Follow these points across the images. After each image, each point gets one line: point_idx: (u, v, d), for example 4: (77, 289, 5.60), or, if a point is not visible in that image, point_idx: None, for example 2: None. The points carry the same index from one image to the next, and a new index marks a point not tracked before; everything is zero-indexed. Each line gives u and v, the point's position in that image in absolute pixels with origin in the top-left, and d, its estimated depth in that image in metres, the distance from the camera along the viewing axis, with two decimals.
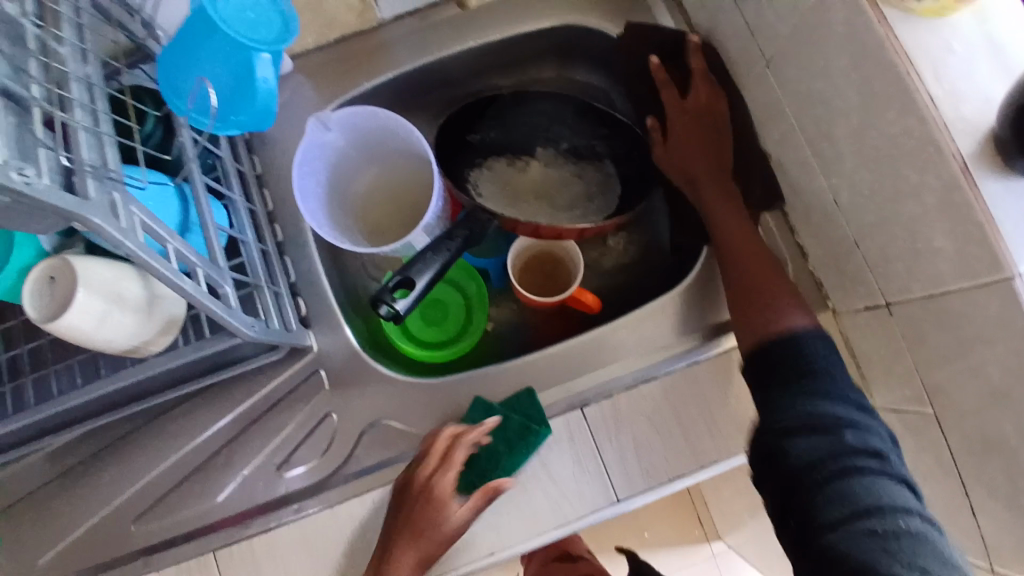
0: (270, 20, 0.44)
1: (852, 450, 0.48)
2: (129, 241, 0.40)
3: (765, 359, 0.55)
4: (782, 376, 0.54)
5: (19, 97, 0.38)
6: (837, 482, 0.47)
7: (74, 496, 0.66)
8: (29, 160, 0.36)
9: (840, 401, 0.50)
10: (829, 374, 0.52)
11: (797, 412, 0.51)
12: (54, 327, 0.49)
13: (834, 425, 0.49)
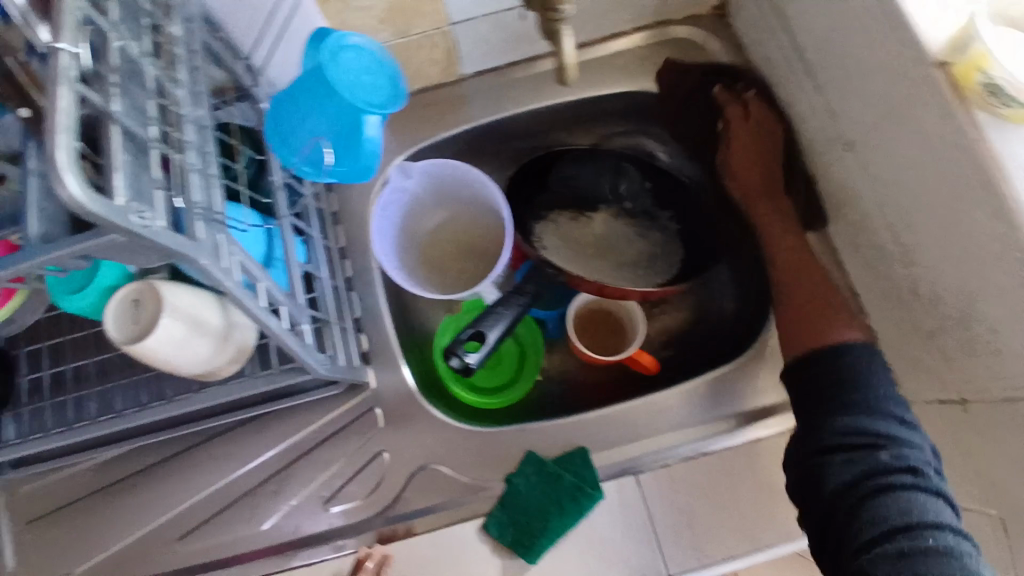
0: (380, 83, 0.46)
1: (887, 466, 0.51)
2: (227, 281, 0.42)
3: (810, 377, 0.58)
4: (824, 391, 0.57)
5: (139, 138, 0.37)
6: (873, 498, 0.51)
7: (120, 508, 0.67)
8: (146, 203, 0.36)
9: (880, 417, 0.54)
10: (870, 389, 0.55)
11: (836, 426, 0.54)
12: (134, 349, 0.50)
13: (873, 443, 0.53)
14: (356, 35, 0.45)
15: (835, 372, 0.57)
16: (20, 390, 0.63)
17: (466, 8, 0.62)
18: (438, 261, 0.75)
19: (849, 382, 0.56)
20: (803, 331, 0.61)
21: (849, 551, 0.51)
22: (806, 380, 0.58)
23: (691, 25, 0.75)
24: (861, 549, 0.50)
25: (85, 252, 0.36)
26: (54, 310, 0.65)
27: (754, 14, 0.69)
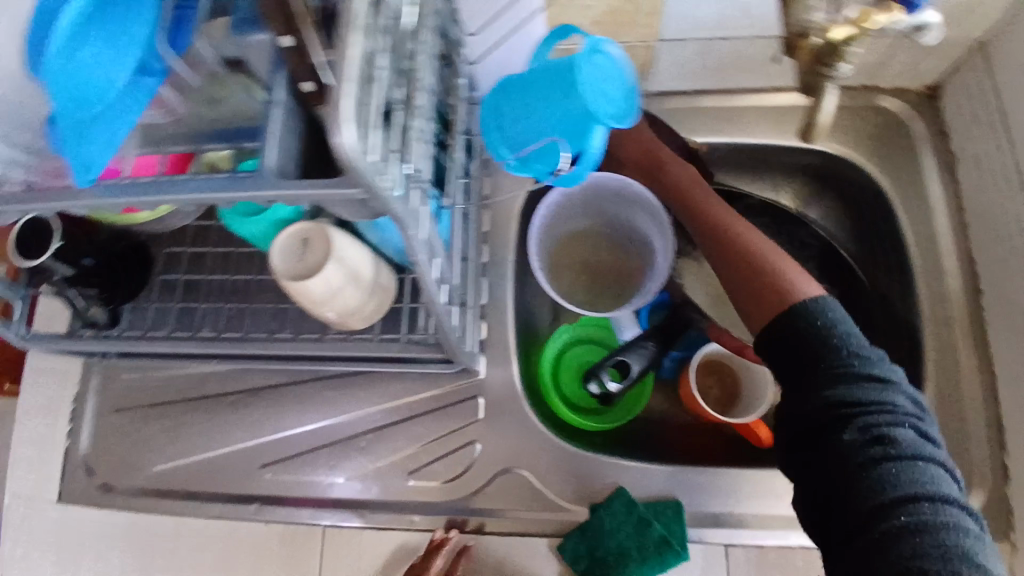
0: (616, 95, 0.44)
1: (888, 436, 0.44)
2: (422, 254, 0.42)
3: (781, 348, 0.51)
4: (811, 355, 0.49)
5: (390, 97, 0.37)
6: (850, 475, 0.44)
7: (218, 421, 0.69)
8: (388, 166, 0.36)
9: (873, 378, 0.47)
10: (843, 354, 0.48)
11: (832, 389, 0.47)
12: (293, 288, 0.51)
13: (869, 409, 0.46)
14: (613, 44, 0.43)
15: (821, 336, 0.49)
16: (152, 289, 0.66)
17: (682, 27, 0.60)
18: (557, 279, 0.73)
19: (837, 345, 0.49)
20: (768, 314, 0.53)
21: (833, 535, 0.45)
22: (784, 343, 0.51)
23: (898, 98, 0.69)
24: (844, 535, 0.44)
25: (314, 198, 0.35)
26: (202, 221, 0.66)
27: (978, 104, 0.64)
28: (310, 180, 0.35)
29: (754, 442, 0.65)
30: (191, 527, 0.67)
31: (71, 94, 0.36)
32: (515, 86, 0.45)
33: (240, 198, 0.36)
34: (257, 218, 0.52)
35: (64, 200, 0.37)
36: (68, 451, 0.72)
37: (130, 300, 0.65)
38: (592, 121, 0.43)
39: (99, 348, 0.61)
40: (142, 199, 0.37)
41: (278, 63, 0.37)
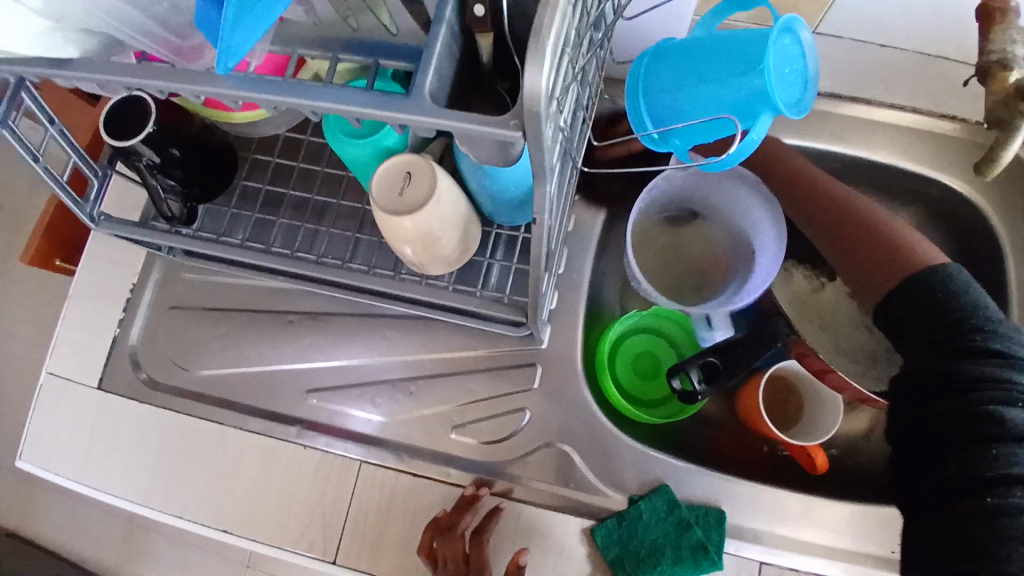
0: (793, 81, 0.41)
1: (1004, 415, 0.41)
2: (547, 210, 0.41)
3: (888, 316, 0.50)
4: (933, 324, 0.46)
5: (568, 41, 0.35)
6: (956, 447, 0.42)
7: (272, 338, 0.68)
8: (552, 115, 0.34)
9: (999, 354, 0.43)
10: (968, 323, 0.44)
11: (950, 359, 0.44)
12: (389, 219, 0.50)
13: (985, 384, 0.42)
14: (805, 26, 0.40)
15: (943, 306, 0.45)
16: (232, 193, 0.64)
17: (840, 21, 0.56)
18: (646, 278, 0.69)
19: (965, 315, 0.45)
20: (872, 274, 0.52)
21: (928, 507, 0.43)
22: (891, 310, 0.49)
23: None
24: (941, 509, 0.42)
25: (470, 131, 0.33)
26: (292, 134, 0.65)
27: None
28: (468, 111, 0.33)
29: (805, 466, 0.62)
30: (231, 439, 0.66)
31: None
32: (680, 52, 0.43)
33: (391, 117, 0.33)
34: (364, 141, 0.50)
35: (199, 85, 0.33)
36: (115, 340, 0.70)
37: (206, 202, 0.63)
38: (765, 107, 0.40)
39: (167, 243, 0.58)
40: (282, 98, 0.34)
41: None
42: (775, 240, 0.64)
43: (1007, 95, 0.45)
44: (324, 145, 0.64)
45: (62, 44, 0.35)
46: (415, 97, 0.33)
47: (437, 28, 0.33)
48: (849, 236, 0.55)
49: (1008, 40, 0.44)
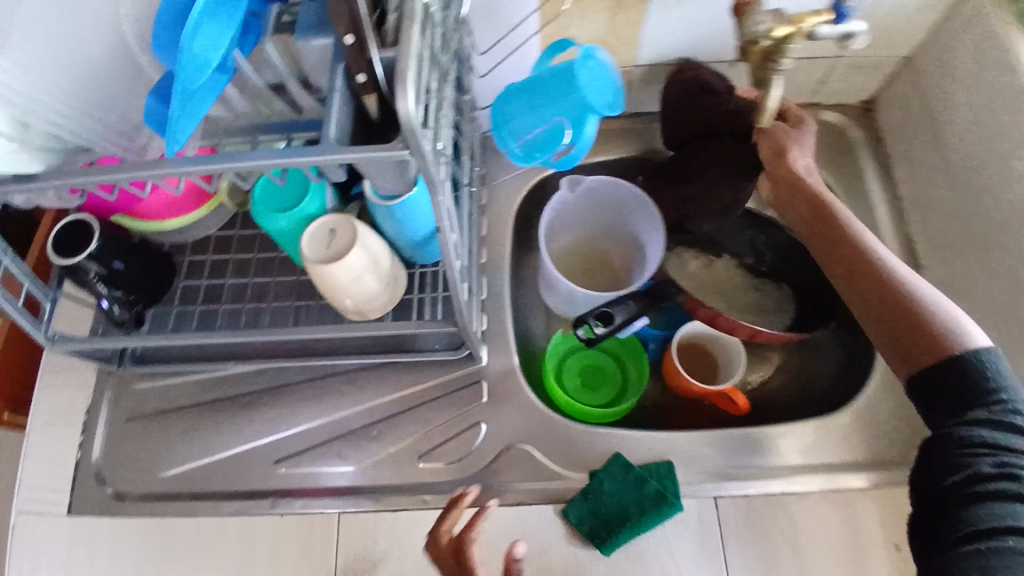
0: (606, 90, 0.54)
1: (986, 474, 0.46)
2: (446, 220, 0.50)
3: (936, 381, 0.51)
4: (947, 399, 0.50)
5: (432, 85, 0.46)
6: (961, 503, 0.46)
7: (235, 421, 0.72)
8: (430, 139, 0.45)
9: (999, 423, 0.47)
10: (989, 400, 0.49)
11: (947, 425, 0.50)
12: (321, 270, 0.58)
13: (973, 446, 0.47)
14: (601, 50, 0.53)
15: (956, 379, 0.50)
16: (174, 293, 0.70)
17: (654, 51, 0.70)
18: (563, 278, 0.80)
19: (974, 395, 0.49)
20: (914, 344, 0.52)
21: (935, 553, 0.46)
22: (925, 377, 0.52)
23: (842, 109, 0.82)
24: (946, 553, 0.45)
25: (369, 158, 0.43)
26: (224, 231, 0.72)
27: (907, 113, 0.75)
28: (366, 147, 0.43)
29: (730, 409, 0.71)
30: (208, 527, 0.67)
31: (188, 71, 0.41)
32: (522, 89, 0.56)
33: (307, 161, 0.43)
34: (290, 212, 0.59)
35: (150, 169, 0.42)
36: (79, 463, 0.72)
37: (151, 305, 0.69)
38: (587, 112, 0.53)
39: (119, 346, 0.62)
40: (220, 167, 0.43)
41: (338, 61, 0.46)
42: (654, 234, 0.74)
43: (761, 59, 0.55)
44: (255, 235, 0.72)
45: (28, 162, 0.43)
46: (325, 144, 0.43)
47: (331, 93, 0.44)
48: (869, 285, 0.56)
49: (757, 23, 0.53)
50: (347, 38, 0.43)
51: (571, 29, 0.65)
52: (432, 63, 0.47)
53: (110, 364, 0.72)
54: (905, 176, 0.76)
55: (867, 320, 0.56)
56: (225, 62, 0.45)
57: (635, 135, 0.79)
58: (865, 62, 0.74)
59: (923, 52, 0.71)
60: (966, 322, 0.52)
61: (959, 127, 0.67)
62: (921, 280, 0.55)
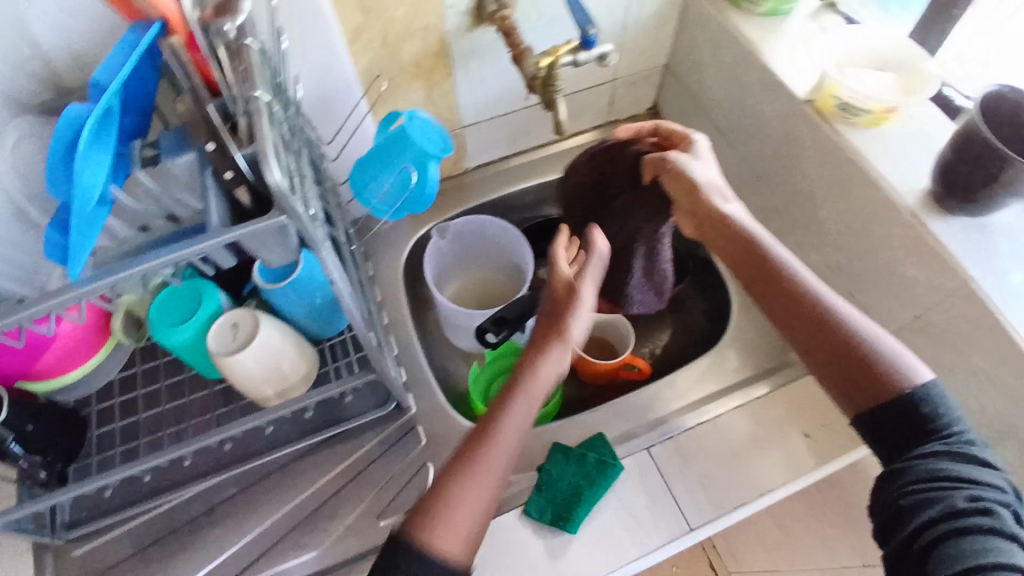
0: (436, 138, 0.62)
1: (965, 508, 0.45)
2: (338, 274, 0.56)
3: (887, 417, 0.52)
4: (897, 433, 0.51)
5: (292, 166, 0.53)
6: (939, 543, 0.44)
7: (183, 552, 0.70)
8: (300, 204, 0.51)
9: (958, 454, 0.48)
10: (945, 434, 0.50)
11: (903, 459, 0.50)
12: (230, 360, 0.62)
13: (934, 478, 0.47)
14: (419, 109, 0.62)
15: (905, 415, 0.51)
16: (90, 445, 0.70)
17: (474, 112, 0.83)
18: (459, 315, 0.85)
19: (924, 430, 0.50)
20: (868, 386, 0.53)
21: None
22: (881, 418, 0.52)
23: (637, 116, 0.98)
24: None
25: (251, 230, 0.49)
26: (126, 371, 0.74)
27: (682, 106, 0.90)
28: (249, 223, 0.50)
29: (632, 375, 0.82)
30: None
31: (79, 202, 0.44)
32: (368, 157, 0.63)
33: (200, 248, 0.49)
34: (191, 319, 0.63)
35: (57, 297, 0.45)
36: None
37: (71, 462, 0.68)
38: (427, 159, 0.61)
39: (50, 503, 0.60)
40: (123, 277, 0.48)
41: (204, 165, 0.52)
42: (526, 252, 0.81)
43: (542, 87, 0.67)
44: (158, 365, 0.74)
45: None
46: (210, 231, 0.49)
47: (205, 188, 0.50)
48: (823, 321, 0.57)
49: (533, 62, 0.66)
50: (209, 145, 0.50)
51: (396, 107, 0.76)
52: (285, 147, 0.54)
53: (43, 535, 0.68)
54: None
55: (820, 354, 0.57)
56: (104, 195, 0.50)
57: (483, 184, 0.90)
58: (636, 77, 0.89)
59: (676, 58, 0.86)
60: (912, 358, 0.54)
61: (721, 106, 0.82)
62: (864, 317, 0.57)
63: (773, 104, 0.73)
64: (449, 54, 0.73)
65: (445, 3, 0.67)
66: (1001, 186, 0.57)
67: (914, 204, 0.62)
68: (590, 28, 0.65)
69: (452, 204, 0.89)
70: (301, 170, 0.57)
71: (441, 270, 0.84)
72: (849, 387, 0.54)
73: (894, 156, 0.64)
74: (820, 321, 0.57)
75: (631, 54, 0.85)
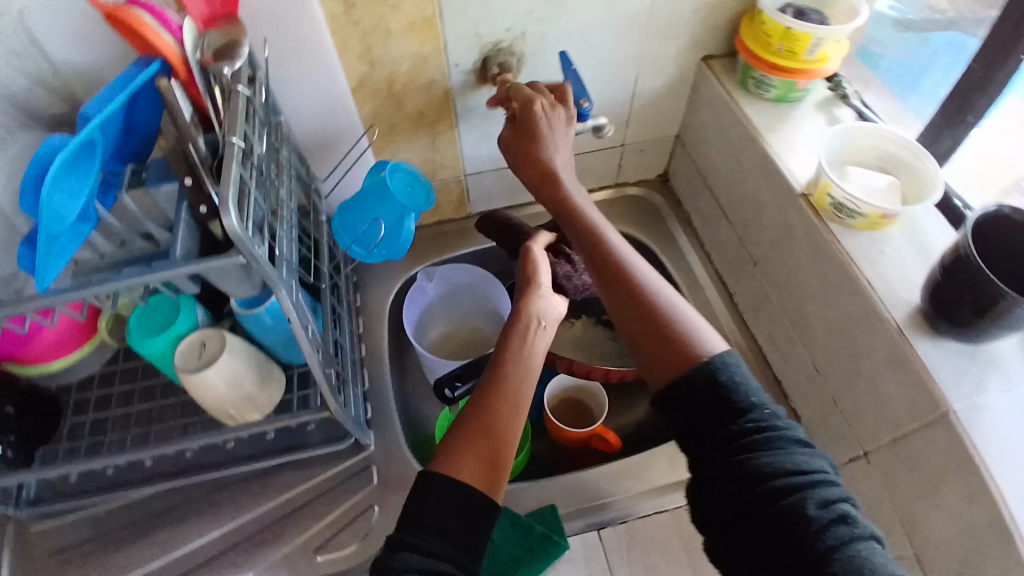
0: (417, 193, 0.65)
1: (812, 503, 0.46)
2: (295, 312, 0.56)
3: (686, 401, 0.52)
4: (708, 421, 0.51)
5: (261, 204, 0.54)
6: (814, 557, 0.44)
7: (116, 552, 0.69)
8: (261, 241, 0.52)
9: (769, 442, 0.49)
10: (758, 423, 0.50)
11: (729, 458, 0.49)
12: (192, 379, 0.63)
13: (775, 475, 0.47)
14: (405, 162, 0.64)
15: (711, 402, 0.51)
16: (61, 431, 0.71)
17: (477, 163, 0.84)
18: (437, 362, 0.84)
19: (738, 418, 0.50)
20: (664, 353, 0.55)
21: None
22: (683, 413, 0.53)
23: (648, 183, 0.96)
24: None
25: (209, 266, 0.50)
26: (107, 368, 0.76)
27: (689, 178, 0.89)
28: (210, 258, 0.51)
29: (604, 446, 0.79)
30: None
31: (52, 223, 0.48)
32: (351, 202, 0.64)
33: (159, 276, 0.50)
34: (164, 333, 0.65)
35: (22, 303, 0.48)
36: None
37: (41, 444, 0.69)
38: (404, 211, 0.63)
39: (18, 480, 0.63)
40: (84, 292, 0.50)
41: (180, 198, 0.54)
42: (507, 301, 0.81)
43: None
44: (138, 366, 0.76)
45: None
46: (171, 261, 0.50)
47: (175, 219, 0.51)
48: (620, 285, 0.59)
49: None
50: (186, 180, 0.53)
51: (399, 150, 0.78)
52: (263, 187, 0.56)
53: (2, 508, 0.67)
54: (704, 231, 0.88)
55: (621, 318, 0.58)
56: (88, 213, 0.53)
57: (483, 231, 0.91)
58: (646, 144, 0.89)
59: (687, 131, 0.86)
60: (705, 330, 0.56)
61: (725, 184, 0.80)
62: (660, 280, 0.60)
63: (773, 190, 0.71)
64: (453, 108, 0.75)
65: (450, 61, 0.69)
66: (989, 317, 0.53)
67: (901, 320, 0.59)
68: (583, 103, 0.69)
69: (447, 248, 0.90)
70: (276, 207, 0.58)
71: (424, 314, 0.84)
72: (641, 354, 0.56)
73: (885, 267, 0.62)
74: (618, 289, 0.59)
75: (641, 123, 0.85)
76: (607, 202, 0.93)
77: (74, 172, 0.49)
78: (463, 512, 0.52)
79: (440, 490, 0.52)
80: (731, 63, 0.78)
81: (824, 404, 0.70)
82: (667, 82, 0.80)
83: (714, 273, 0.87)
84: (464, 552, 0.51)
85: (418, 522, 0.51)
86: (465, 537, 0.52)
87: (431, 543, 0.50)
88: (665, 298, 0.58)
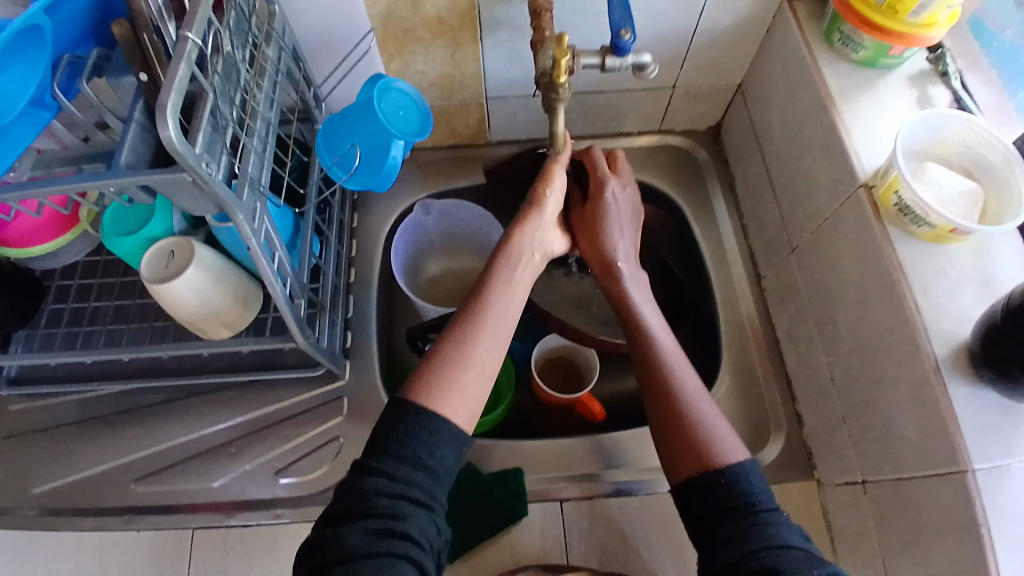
0: (410, 118, 0.59)
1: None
2: (254, 238, 0.51)
3: (703, 499, 0.48)
4: (716, 513, 0.47)
5: (222, 115, 0.48)
6: None
7: (92, 441, 0.72)
8: (215, 160, 0.46)
9: (766, 529, 0.45)
10: (759, 511, 0.46)
11: (716, 539, 0.46)
12: (157, 288, 0.61)
13: (767, 552, 0.43)
14: (400, 81, 0.59)
15: (718, 487, 0.48)
16: (41, 317, 0.72)
17: (500, 86, 0.74)
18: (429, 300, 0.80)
19: (746, 500, 0.47)
20: (688, 454, 0.50)
21: None
22: (693, 501, 0.49)
23: (696, 134, 0.84)
24: None
25: (151, 181, 0.44)
26: (92, 256, 0.75)
27: (742, 137, 0.77)
28: (158, 170, 0.45)
29: (588, 416, 0.74)
30: (68, 541, 0.67)
31: None
32: (339, 118, 0.59)
33: (101, 185, 0.45)
34: (131, 235, 0.62)
35: None
36: None
37: (23, 325, 0.70)
38: (390, 138, 0.57)
39: None
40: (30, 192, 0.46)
41: (137, 96, 0.47)
42: None
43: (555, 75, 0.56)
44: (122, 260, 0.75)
45: None
46: (113, 168, 0.45)
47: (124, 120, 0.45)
48: (659, 384, 0.55)
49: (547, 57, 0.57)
50: (140, 74, 0.46)
51: (414, 60, 0.69)
52: (229, 96, 0.50)
53: None
54: (746, 200, 0.78)
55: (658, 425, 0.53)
56: (45, 99, 0.48)
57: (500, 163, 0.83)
58: (702, 90, 0.76)
59: (752, 82, 0.73)
60: (730, 438, 0.51)
61: (779, 153, 0.69)
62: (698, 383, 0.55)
63: (832, 173, 0.60)
64: (478, 19, 0.64)
65: None
66: None
67: (941, 356, 0.50)
68: (623, 33, 0.55)
69: (460, 177, 0.83)
70: (244, 120, 0.52)
71: (419, 248, 0.79)
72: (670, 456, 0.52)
73: (938, 290, 0.52)
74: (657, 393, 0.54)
75: (699, 64, 0.72)
76: (644, 149, 0.83)
77: (12, 53, 0.44)
78: (433, 440, 0.49)
79: (410, 418, 0.49)
80: (821, 6, 0.64)
81: (830, 420, 0.63)
82: (737, 20, 0.67)
83: (746, 248, 0.77)
84: (435, 476, 0.48)
85: (385, 450, 0.48)
86: (436, 464, 0.48)
87: (396, 468, 0.47)
88: (700, 405, 0.53)
